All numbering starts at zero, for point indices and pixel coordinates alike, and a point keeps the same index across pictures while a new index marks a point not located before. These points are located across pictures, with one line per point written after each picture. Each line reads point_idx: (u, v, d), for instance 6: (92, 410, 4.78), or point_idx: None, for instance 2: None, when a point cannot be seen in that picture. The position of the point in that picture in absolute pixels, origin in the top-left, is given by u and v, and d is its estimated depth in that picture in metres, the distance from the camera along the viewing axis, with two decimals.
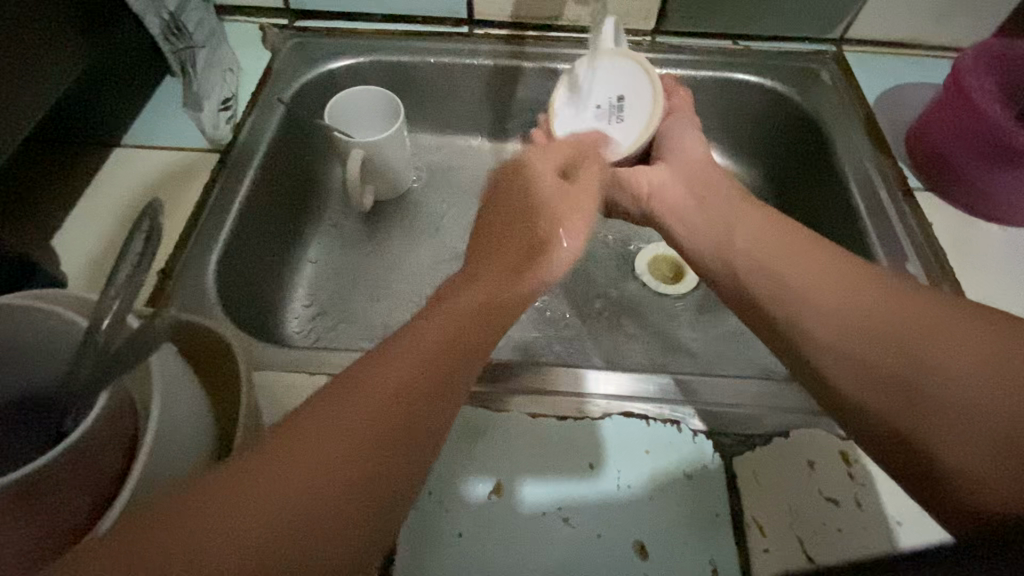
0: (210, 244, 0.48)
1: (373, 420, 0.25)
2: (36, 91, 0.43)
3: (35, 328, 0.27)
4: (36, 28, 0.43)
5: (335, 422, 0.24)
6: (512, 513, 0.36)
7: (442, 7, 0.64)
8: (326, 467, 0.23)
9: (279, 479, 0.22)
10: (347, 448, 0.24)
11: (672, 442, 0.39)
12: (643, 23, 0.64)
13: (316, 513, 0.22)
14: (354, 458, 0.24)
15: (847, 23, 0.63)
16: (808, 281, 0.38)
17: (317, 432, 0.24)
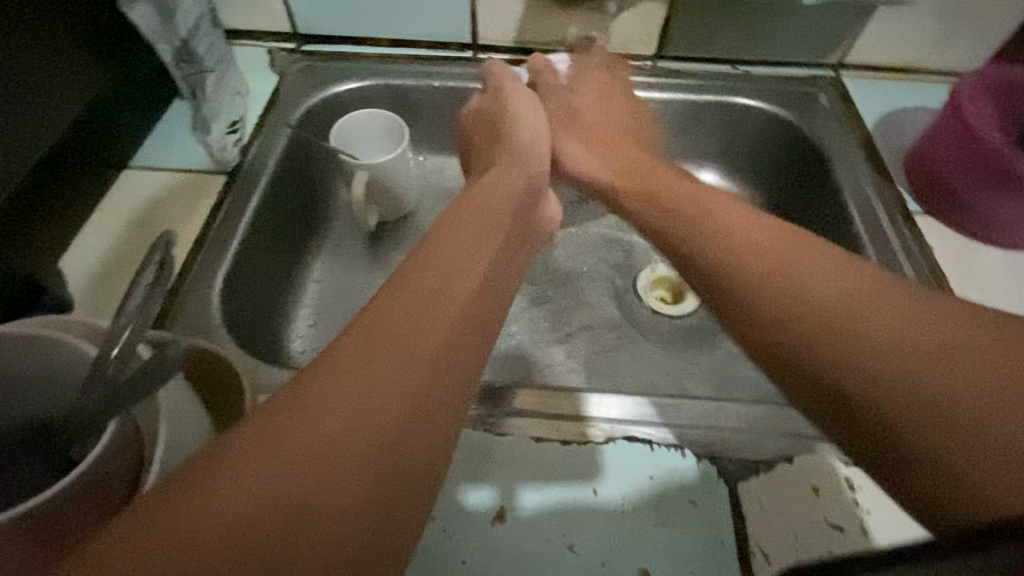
0: (215, 266, 0.49)
1: (369, 425, 0.24)
2: (46, 119, 0.43)
3: (47, 356, 0.28)
4: (49, 58, 0.44)
5: (323, 427, 0.24)
6: (515, 539, 0.36)
7: (446, 32, 0.65)
8: (321, 478, 0.23)
9: (271, 490, 0.22)
10: (343, 458, 0.23)
11: (676, 467, 0.39)
12: (643, 48, 0.65)
13: (310, 526, 0.22)
14: (350, 467, 0.23)
15: (844, 48, 0.64)
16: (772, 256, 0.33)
17: (307, 440, 0.23)
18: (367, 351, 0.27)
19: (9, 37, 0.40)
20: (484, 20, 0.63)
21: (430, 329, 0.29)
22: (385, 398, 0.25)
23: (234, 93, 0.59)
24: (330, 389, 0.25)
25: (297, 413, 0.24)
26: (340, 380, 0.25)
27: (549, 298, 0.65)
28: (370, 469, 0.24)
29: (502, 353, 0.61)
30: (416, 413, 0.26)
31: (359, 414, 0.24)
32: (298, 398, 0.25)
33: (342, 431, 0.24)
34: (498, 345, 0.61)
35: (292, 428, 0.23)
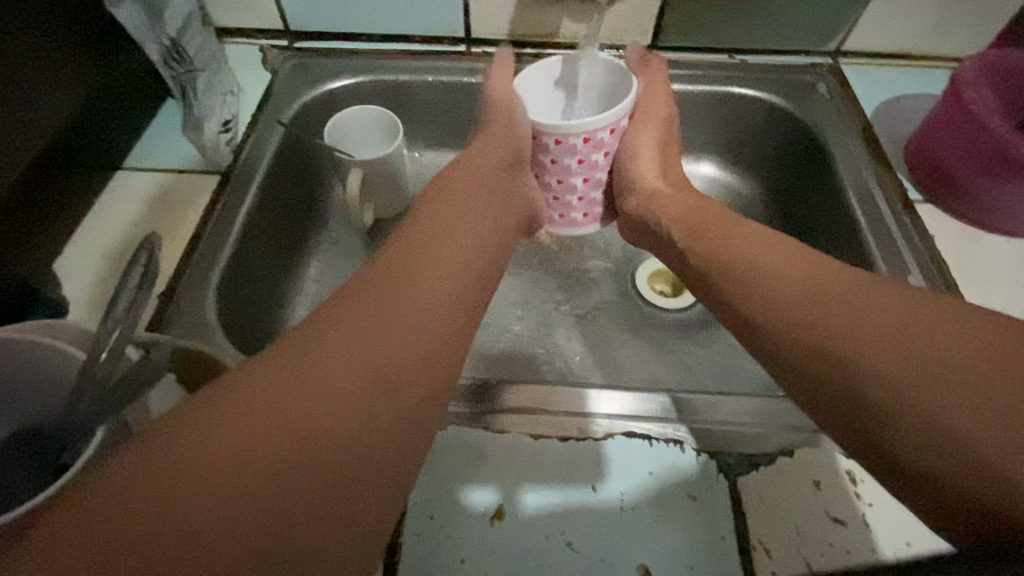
0: (209, 267, 0.48)
1: (295, 445, 0.25)
2: (36, 122, 0.43)
3: (38, 360, 0.28)
4: (36, 60, 0.43)
5: (239, 441, 0.24)
6: (515, 537, 0.36)
7: (440, 26, 0.64)
8: (261, 468, 0.24)
9: (186, 503, 0.22)
10: (270, 476, 0.24)
11: (676, 462, 0.39)
12: (639, 39, 0.64)
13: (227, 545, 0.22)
14: (275, 487, 0.24)
15: (843, 35, 0.64)
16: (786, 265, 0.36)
17: (231, 454, 0.24)
18: (297, 369, 0.27)
19: None
20: (476, 13, 0.63)
21: (380, 353, 0.29)
22: (314, 420, 0.26)
23: (226, 91, 0.59)
24: (256, 404, 0.25)
25: (221, 422, 0.24)
26: (265, 395, 0.26)
27: (548, 293, 0.65)
28: (299, 489, 0.24)
29: (501, 348, 0.60)
30: (350, 437, 0.26)
31: (286, 431, 0.25)
32: (218, 407, 0.25)
33: (263, 446, 0.24)
34: (497, 341, 0.61)
35: (213, 438, 0.24)
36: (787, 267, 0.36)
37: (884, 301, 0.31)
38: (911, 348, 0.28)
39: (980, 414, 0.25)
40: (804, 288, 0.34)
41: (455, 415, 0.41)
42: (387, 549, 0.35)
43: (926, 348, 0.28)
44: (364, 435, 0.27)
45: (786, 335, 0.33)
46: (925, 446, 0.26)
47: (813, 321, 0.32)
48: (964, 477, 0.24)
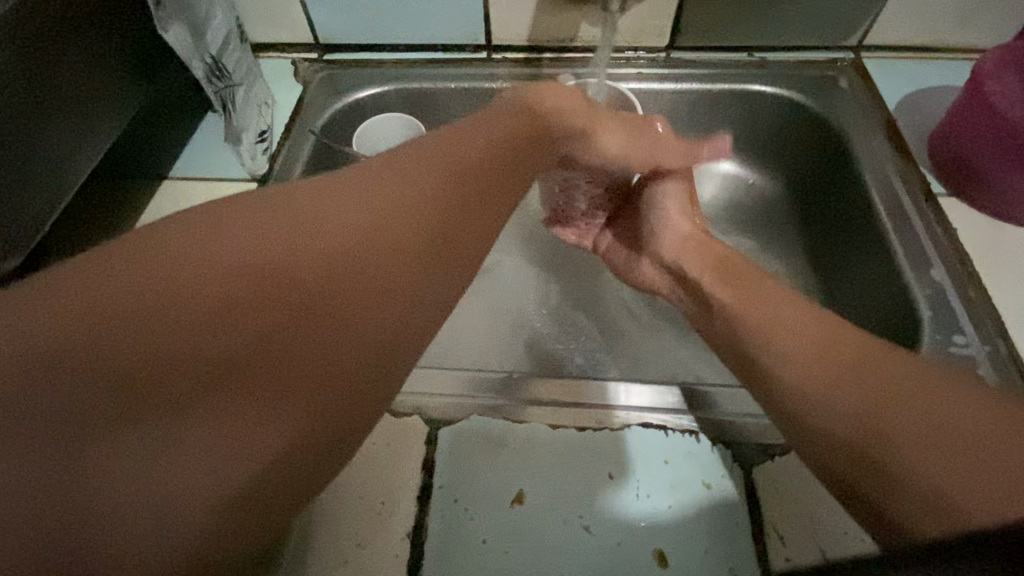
0: None
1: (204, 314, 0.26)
2: (93, 140, 0.47)
3: None
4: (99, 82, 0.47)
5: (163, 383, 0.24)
6: (535, 521, 0.38)
7: (462, 34, 0.67)
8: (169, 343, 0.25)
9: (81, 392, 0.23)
10: (195, 434, 0.25)
11: (692, 452, 0.40)
12: (657, 40, 0.65)
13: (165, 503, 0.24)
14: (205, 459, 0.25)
15: (865, 29, 0.63)
16: (794, 323, 0.39)
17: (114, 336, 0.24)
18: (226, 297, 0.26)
19: (58, 70, 0.43)
20: (496, 20, 0.65)
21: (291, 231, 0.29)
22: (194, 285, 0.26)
23: (261, 103, 0.62)
24: (180, 339, 0.25)
25: (118, 355, 0.24)
26: (186, 325, 0.25)
27: (568, 290, 0.66)
28: (218, 458, 0.25)
29: (523, 345, 0.62)
30: (273, 423, 0.27)
31: (201, 385, 0.25)
32: (132, 326, 0.25)
33: (186, 398, 0.25)
34: (518, 337, 0.63)
35: (124, 363, 0.24)
36: (791, 332, 0.38)
37: (891, 379, 0.33)
38: (904, 407, 0.31)
39: (955, 470, 0.28)
40: (814, 348, 0.36)
41: (477, 406, 0.43)
42: (415, 530, 0.37)
43: (918, 406, 0.31)
44: (286, 421, 0.27)
45: (784, 374, 0.37)
46: (899, 494, 0.30)
47: (817, 374, 0.35)
48: (908, 513, 0.30)
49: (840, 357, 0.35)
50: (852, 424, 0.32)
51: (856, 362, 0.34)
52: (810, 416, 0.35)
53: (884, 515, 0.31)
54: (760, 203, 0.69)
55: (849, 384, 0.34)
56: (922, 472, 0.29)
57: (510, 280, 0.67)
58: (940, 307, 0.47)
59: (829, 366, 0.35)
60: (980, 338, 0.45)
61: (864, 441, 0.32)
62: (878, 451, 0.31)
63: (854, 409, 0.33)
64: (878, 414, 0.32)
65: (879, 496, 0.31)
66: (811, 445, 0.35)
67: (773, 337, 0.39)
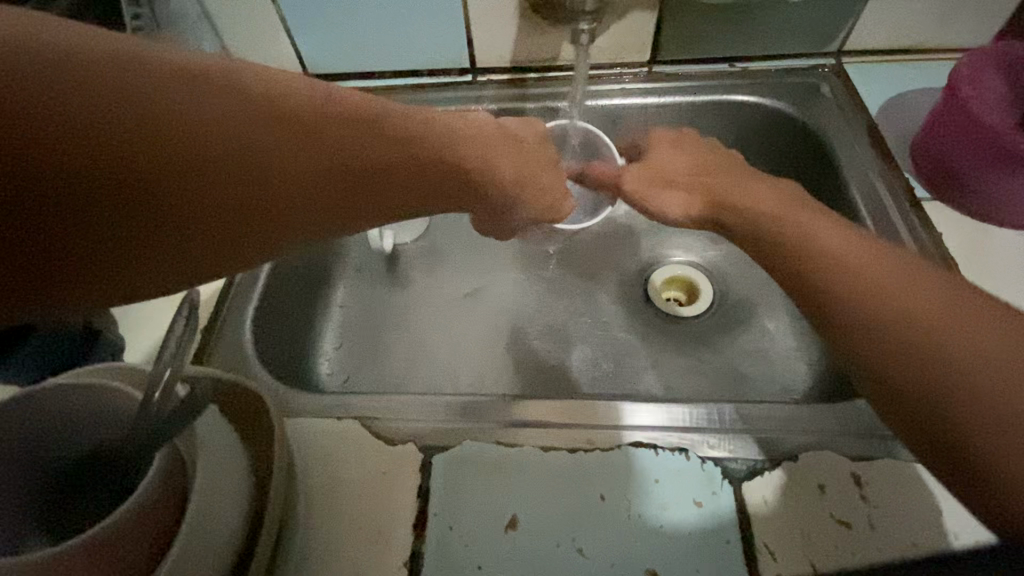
0: (245, 304, 0.53)
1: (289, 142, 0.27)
2: None
3: (90, 406, 0.31)
4: None
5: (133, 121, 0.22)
6: (528, 546, 0.38)
7: (447, 59, 0.68)
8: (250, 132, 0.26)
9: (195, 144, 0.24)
10: (127, 175, 0.22)
11: (682, 470, 0.40)
12: (638, 55, 0.66)
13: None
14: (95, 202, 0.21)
15: (844, 35, 0.64)
16: (858, 275, 0.37)
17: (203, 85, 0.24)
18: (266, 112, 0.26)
19: None
20: (480, 44, 0.66)
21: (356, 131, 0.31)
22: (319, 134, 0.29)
23: None
24: (203, 103, 0.24)
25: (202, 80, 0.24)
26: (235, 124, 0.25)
27: (562, 305, 0.67)
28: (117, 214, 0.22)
29: (519, 362, 0.63)
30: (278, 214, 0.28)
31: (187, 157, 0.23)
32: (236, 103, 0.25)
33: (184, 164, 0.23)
34: (514, 354, 0.63)
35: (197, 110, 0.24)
36: (897, 284, 0.36)
37: (968, 323, 0.32)
38: (970, 377, 0.30)
39: (1014, 424, 0.28)
40: (867, 300, 0.36)
41: (469, 431, 0.44)
42: (411, 557, 0.38)
43: (985, 372, 0.30)
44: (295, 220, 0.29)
45: (857, 330, 0.36)
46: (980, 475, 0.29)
47: (886, 331, 0.34)
48: (1008, 478, 0.28)
49: (910, 314, 0.34)
50: (926, 388, 0.32)
51: (930, 323, 0.33)
52: (892, 380, 0.33)
53: (993, 497, 0.29)
54: None
55: (912, 348, 0.33)
56: (971, 417, 0.30)
57: (504, 298, 0.68)
58: None
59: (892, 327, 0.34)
60: None
61: (915, 387, 0.32)
62: (928, 397, 0.32)
63: (911, 353, 0.33)
64: (933, 357, 0.32)
65: (960, 463, 0.30)
66: (895, 405, 0.34)
67: (834, 296, 0.38)
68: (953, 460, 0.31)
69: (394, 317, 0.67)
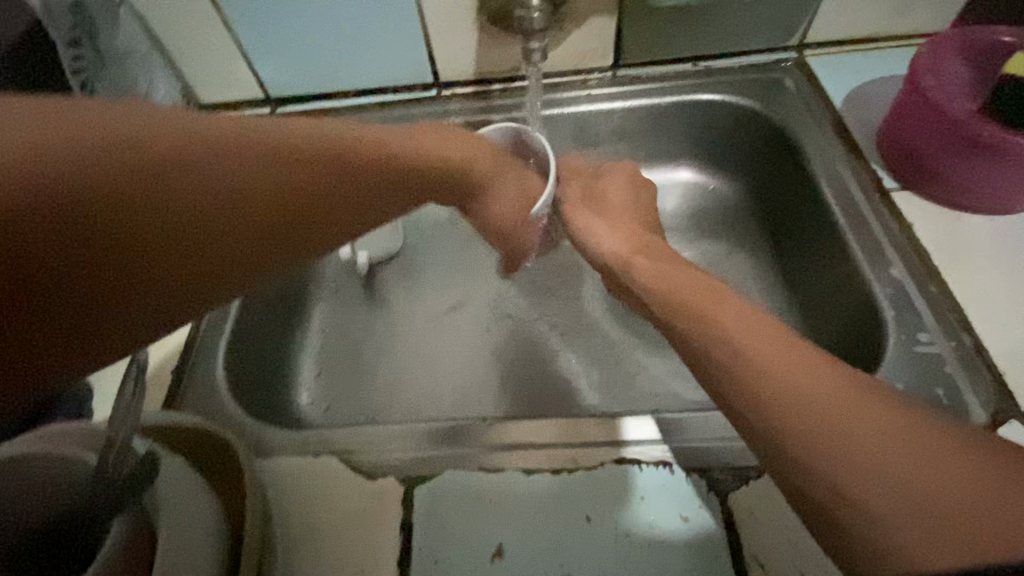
0: (215, 340, 0.52)
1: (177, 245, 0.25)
2: None
3: (46, 474, 0.30)
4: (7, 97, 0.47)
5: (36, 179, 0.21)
6: (516, 575, 0.38)
7: (409, 74, 0.67)
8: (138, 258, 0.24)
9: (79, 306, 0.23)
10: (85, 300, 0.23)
11: (667, 485, 0.40)
12: (601, 61, 0.65)
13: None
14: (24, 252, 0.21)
15: (804, 29, 0.64)
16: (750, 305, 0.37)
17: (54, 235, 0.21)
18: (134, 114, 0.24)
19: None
20: (442, 58, 0.65)
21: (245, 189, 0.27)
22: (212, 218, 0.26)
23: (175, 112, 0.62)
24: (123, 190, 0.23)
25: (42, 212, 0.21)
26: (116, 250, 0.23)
27: (542, 317, 0.66)
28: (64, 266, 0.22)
29: (501, 378, 0.62)
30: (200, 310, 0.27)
31: (120, 172, 0.23)
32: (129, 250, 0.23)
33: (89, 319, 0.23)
34: (496, 369, 0.63)
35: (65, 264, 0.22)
36: (771, 348, 0.34)
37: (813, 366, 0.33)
38: (834, 415, 0.30)
39: (920, 526, 0.26)
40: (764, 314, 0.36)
41: (450, 459, 0.43)
42: None
43: (876, 475, 0.27)
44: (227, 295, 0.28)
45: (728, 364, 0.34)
46: (850, 514, 0.28)
47: (749, 369, 0.33)
48: (881, 520, 0.27)
49: (773, 350, 0.34)
50: (799, 424, 0.30)
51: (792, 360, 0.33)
52: (765, 417, 0.32)
53: (870, 545, 0.27)
54: (721, 208, 0.69)
55: (783, 392, 0.31)
56: (871, 527, 0.27)
57: (482, 312, 0.67)
58: (903, 306, 0.47)
59: (761, 359, 0.33)
60: (942, 333, 0.45)
61: (796, 455, 0.30)
62: (828, 502, 0.28)
63: (825, 465, 0.29)
64: (848, 471, 0.28)
65: (826, 503, 0.28)
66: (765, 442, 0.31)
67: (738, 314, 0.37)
68: (821, 500, 0.29)
69: (372, 340, 0.66)
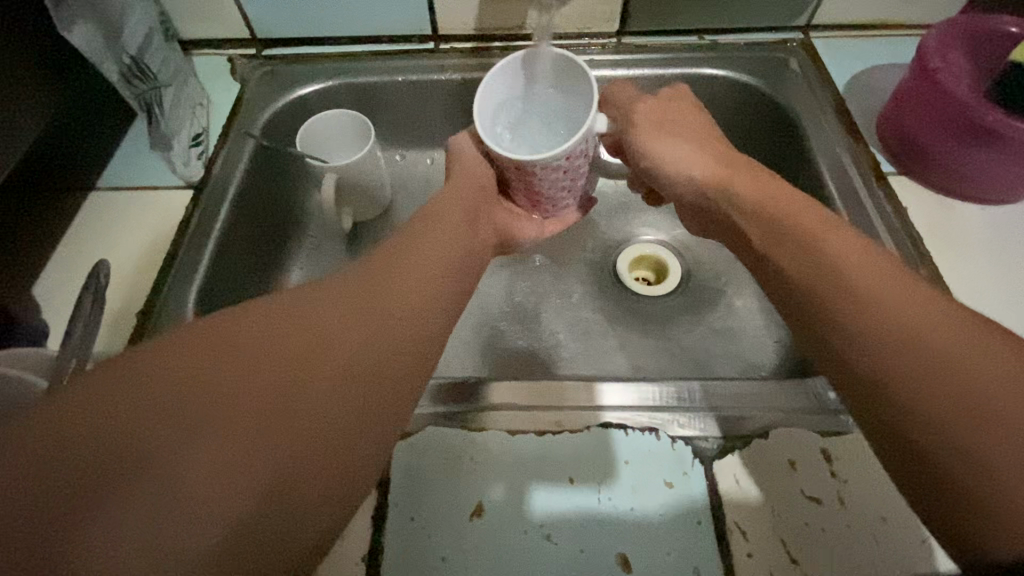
0: (185, 284, 0.49)
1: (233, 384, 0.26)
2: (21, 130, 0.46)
3: None
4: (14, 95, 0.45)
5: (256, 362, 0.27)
6: (496, 534, 0.36)
7: (406, 24, 0.64)
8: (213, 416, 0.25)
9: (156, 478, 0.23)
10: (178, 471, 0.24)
11: (651, 450, 0.39)
12: (606, 26, 0.63)
13: (102, 475, 0.23)
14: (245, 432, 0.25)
15: (812, 9, 0.63)
16: None
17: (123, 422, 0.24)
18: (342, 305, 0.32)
19: None
20: (441, 10, 0.62)
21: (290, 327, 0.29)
22: (266, 357, 0.28)
23: (195, 104, 0.59)
24: (172, 371, 0.26)
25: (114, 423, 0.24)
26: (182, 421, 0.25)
27: (530, 288, 0.65)
28: (266, 431, 0.26)
29: (486, 346, 0.60)
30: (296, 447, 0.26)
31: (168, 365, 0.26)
32: (198, 407, 0.25)
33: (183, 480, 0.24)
34: (480, 336, 0.61)
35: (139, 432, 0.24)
36: (865, 278, 0.32)
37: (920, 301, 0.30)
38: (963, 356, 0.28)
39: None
40: None
41: (436, 417, 0.42)
42: (370, 551, 0.36)
43: (1002, 438, 0.25)
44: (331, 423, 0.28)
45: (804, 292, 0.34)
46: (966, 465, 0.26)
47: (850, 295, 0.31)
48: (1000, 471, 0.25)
49: (882, 278, 0.32)
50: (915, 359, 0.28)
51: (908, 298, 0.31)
52: (870, 355, 0.30)
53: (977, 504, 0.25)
54: None
55: (895, 327, 0.30)
56: (984, 485, 0.25)
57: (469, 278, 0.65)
58: None
59: (871, 287, 0.31)
60: None
61: (904, 395, 0.28)
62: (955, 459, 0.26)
63: (952, 425, 0.26)
64: (982, 434, 0.26)
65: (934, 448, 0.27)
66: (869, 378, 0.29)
67: None
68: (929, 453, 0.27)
69: None
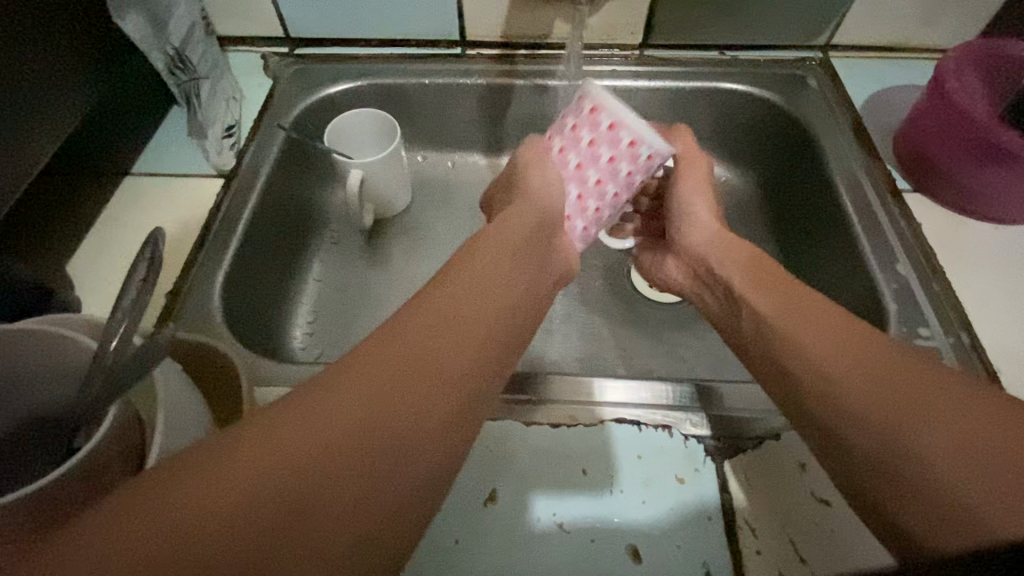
0: (213, 270, 0.51)
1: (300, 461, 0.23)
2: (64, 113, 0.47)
3: (47, 353, 0.30)
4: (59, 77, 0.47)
5: (299, 434, 0.24)
6: (509, 520, 0.37)
7: (435, 29, 0.66)
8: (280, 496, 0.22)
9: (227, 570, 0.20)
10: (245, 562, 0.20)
11: (664, 447, 0.40)
12: (629, 38, 0.65)
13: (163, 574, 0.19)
14: (273, 477, 0.22)
15: (832, 29, 0.64)
16: None
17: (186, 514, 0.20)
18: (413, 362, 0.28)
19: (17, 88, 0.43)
20: (469, 16, 0.64)
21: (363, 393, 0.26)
22: (339, 431, 0.24)
23: (229, 98, 0.61)
24: (241, 451, 0.23)
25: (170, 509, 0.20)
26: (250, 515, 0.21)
27: None
28: (336, 507, 0.23)
29: None
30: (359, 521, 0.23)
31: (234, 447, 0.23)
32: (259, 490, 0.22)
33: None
34: None
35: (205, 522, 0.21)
36: (822, 333, 0.34)
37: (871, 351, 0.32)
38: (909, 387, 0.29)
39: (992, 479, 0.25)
40: None
41: None
42: None
43: (920, 430, 0.28)
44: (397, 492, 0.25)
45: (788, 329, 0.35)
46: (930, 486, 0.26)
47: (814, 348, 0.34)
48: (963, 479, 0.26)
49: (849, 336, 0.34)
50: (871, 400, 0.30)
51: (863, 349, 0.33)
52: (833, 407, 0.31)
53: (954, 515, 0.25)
54: (733, 198, 0.69)
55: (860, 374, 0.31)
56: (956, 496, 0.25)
57: None
58: (905, 300, 0.48)
59: (835, 342, 0.33)
60: (943, 330, 0.46)
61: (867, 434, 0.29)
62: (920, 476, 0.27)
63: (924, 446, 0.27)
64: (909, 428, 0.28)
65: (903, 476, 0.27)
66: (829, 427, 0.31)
67: None
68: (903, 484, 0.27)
69: (367, 292, 0.64)
